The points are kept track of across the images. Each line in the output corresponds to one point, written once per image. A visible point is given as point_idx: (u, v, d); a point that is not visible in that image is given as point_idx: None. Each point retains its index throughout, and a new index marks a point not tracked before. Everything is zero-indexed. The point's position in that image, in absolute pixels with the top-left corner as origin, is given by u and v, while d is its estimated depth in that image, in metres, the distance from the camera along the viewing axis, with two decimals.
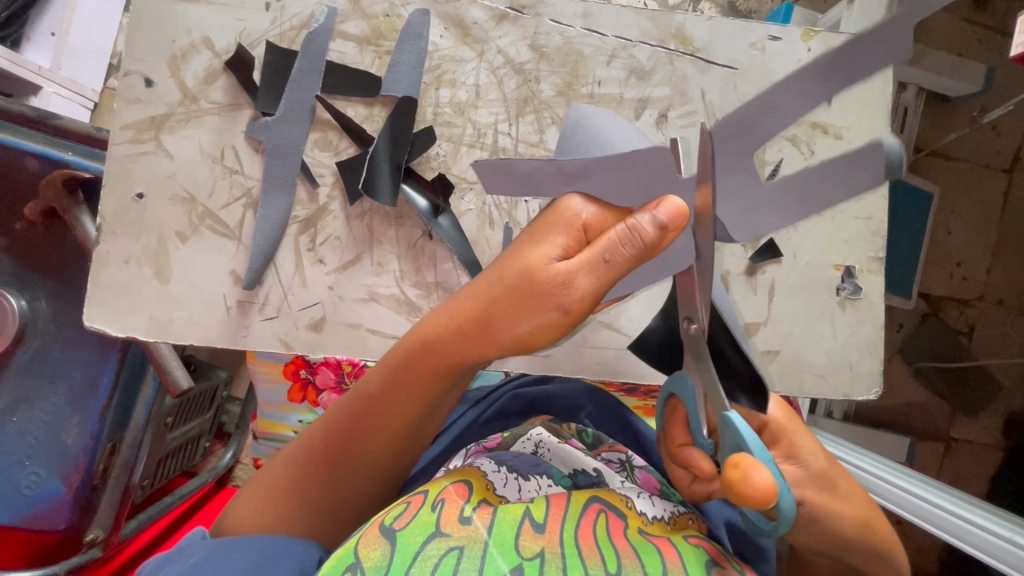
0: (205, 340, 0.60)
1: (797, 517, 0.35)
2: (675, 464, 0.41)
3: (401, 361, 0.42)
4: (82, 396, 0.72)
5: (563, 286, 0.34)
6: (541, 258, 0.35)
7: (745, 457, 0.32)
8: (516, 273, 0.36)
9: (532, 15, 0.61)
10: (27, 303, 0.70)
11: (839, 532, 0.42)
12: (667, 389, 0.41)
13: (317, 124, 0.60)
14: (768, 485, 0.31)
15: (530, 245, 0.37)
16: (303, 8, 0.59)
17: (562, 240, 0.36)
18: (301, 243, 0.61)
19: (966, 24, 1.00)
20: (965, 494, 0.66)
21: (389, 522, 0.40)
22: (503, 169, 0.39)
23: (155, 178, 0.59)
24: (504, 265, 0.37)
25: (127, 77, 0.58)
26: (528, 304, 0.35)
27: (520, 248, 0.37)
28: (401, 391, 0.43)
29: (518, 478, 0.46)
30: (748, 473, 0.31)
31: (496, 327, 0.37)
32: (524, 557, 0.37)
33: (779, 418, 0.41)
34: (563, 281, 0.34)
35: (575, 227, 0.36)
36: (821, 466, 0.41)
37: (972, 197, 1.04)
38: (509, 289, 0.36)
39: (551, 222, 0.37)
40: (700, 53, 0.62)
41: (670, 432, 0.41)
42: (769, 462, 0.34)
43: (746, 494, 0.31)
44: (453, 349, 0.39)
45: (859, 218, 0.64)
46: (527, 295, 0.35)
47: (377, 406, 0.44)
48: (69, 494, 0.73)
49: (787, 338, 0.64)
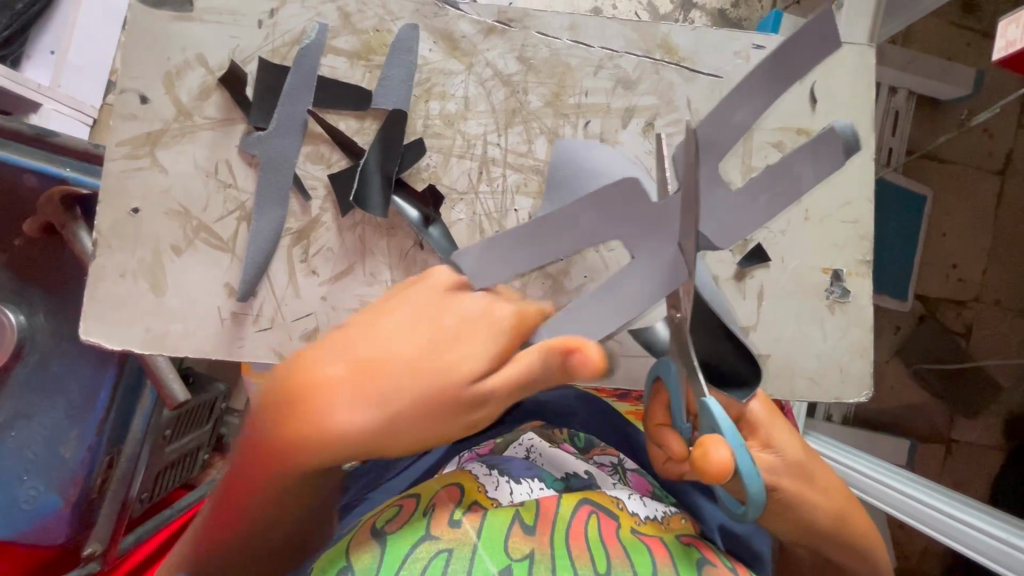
0: (200, 352, 0.61)
1: (764, 499, 0.36)
2: (652, 441, 0.43)
3: (272, 463, 0.35)
4: (79, 410, 0.73)
5: (478, 392, 0.37)
6: (465, 369, 0.37)
7: (710, 437, 0.36)
8: (445, 377, 0.37)
9: (519, 27, 0.62)
10: (25, 317, 0.71)
11: (812, 523, 0.42)
12: (652, 371, 0.44)
13: (309, 138, 0.61)
14: (726, 461, 0.35)
15: (457, 350, 0.38)
16: (295, 25, 0.61)
17: (482, 353, 0.38)
18: (294, 254, 0.61)
19: (953, 29, 1.02)
20: (967, 499, 0.66)
21: (380, 525, 0.40)
22: (492, 247, 0.42)
23: (151, 193, 0.60)
24: (430, 365, 0.37)
25: (124, 94, 0.59)
26: (443, 408, 0.36)
27: (439, 349, 0.38)
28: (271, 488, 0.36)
29: (509, 482, 0.47)
30: (708, 451, 0.35)
31: (401, 432, 0.36)
32: (513, 557, 0.38)
33: (758, 410, 0.43)
34: (481, 390, 0.37)
35: (498, 342, 0.39)
36: (794, 458, 0.42)
37: (965, 198, 1.05)
38: (427, 392, 0.36)
39: (475, 326, 0.39)
40: (685, 62, 0.63)
41: (650, 409, 0.43)
42: (736, 440, 0.36)
43: (704, 468, 0.35)
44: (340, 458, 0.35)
45: (846, 222, 0.64)
46: (444, 402, 0.36)
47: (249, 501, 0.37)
48: (66, 507, 0.74)
49: (777, 342, 0.64)
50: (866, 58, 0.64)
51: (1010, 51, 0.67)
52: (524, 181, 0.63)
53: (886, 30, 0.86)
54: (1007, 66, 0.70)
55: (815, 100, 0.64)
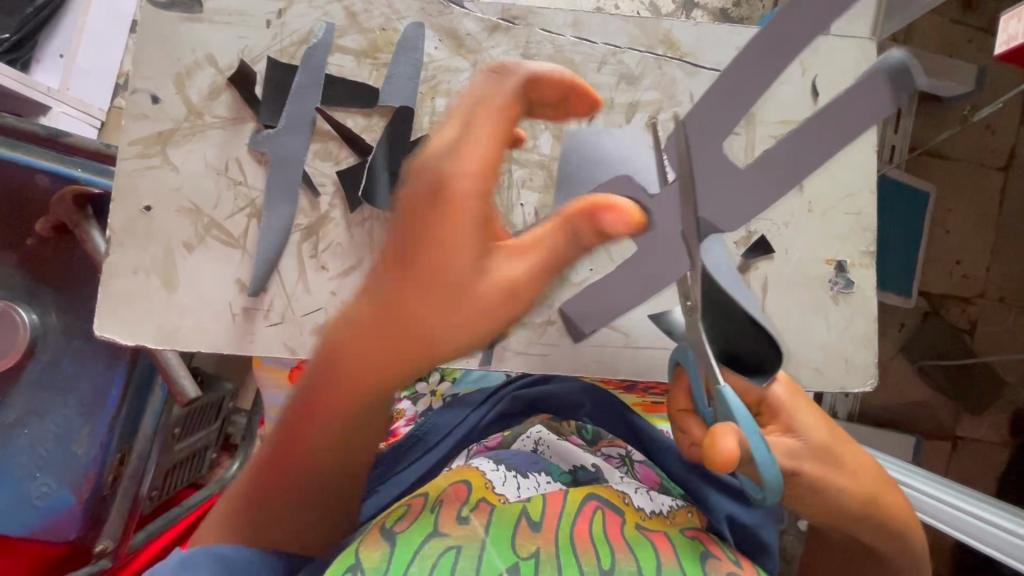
0: (212, 348, 0.61)
1: (780, 483, 0.37)
2: (676, 428, 0.44)
3: (317, 392, 0.39)
4: (91, 407, 0.74)
5: (487, 274, 0.36)
6: (467, 258, 0.35)
7: (720, 426, 0.36)
8: (432, 272, 0.35)
9: (523, 25, 0.63)
10: (37, 317, 0.72)
11: (842, 505, 0.43)
12: (674, 357, 0.46)
13: (317, 135, 0.62)
14: (731, 451, 0.35)
15: (440, 242, 0.34)
16: (303, 24, 0.62)
17: (476, 241, 0.35)
18: (304, 250, 0.62)
19: (954, 24, 1.02)
20: (970, 492, 0.67)
21: (389, 524, 0.41)
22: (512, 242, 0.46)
23: (162, 192, 0.61)
24: (420, 261, 0.35)
25: (135, 95, 0.60)
26: (450, 296, 0.35)
27: (431, 247, 0.35)
28: (324, 417, 0.40)
29: (517, 476, 0.48)
30: (717, 438, 0.35)
31: (426, 327, 0.36)
32: (520, 556, 0.39)
33: (780, 394, 0.44)
34: (492, 272, 0.36)
35: (472, 200, 0.35)
36: (818, 440, 0.43)
37: (968, 193, 1.05)
38: (424, 282, 0.35)
39: (448, 209, 0.34)
40: (687, 58, 0.64)
41: (672, 394, 0.45)
42: (748, 425, 0.37)
43: (713, 456, 0.35)
44: (368, 371, 0.37)
45: (849, 214, 0.65)
46: (455, 292, 0.35)
47: (309, 435, 0.41)
48: (79, 503, 0.75)
49: (782, 333, 0.65)
50: (866, 53, 0.65)
51: (1011, 45, 0.67)
52: (529, 176, 0.63)
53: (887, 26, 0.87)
54: (1008, 60, 0.71)
55: (817, 95, 0.65)
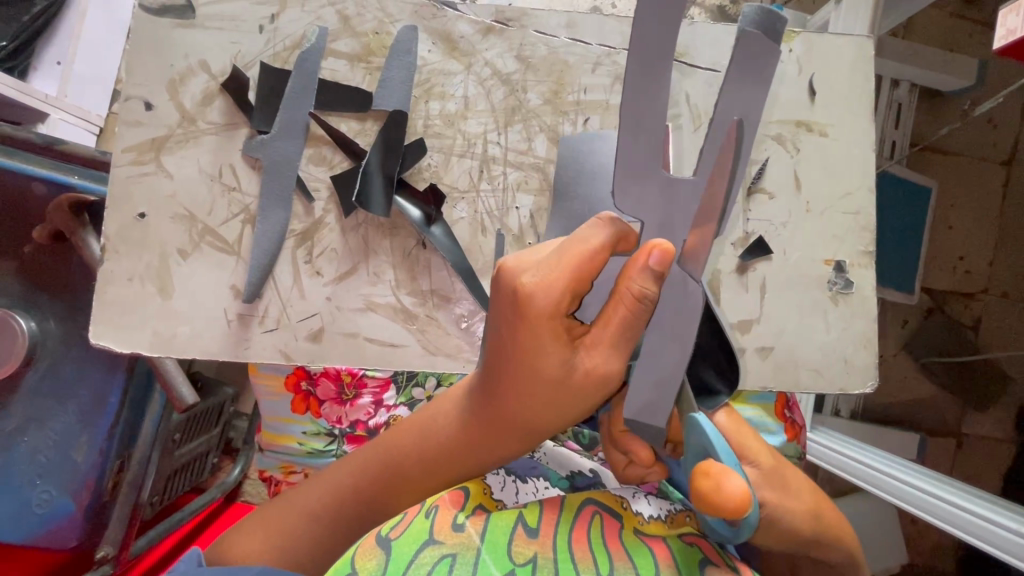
0: (206, 354, 0.61)
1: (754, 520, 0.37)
2: (612, 444, 0.45)
3: (436, 458, 0.46)
4: (89, 414, 0.74)
5: (580, 365, 0.39)
6: (559, 356, 0.39)
7: (718, 467, 0.35)
8: (529, 367, 0.40)
9: (517, 27, 0.63)
10: (36, 324, 0.72)
11: (795, 529, 0.42)
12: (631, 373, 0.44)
13: (311, 140, 0.62)
14: (738, 493, 0.34)
15: (528, 344, 0.39)
16: (295, 29, 0.61)
17: (559, 339, 0.39)
18: (299, 255, 0.62)
19: (954, 19, 1.01)
20: (967, 486, 0.67)
21: (385, 531, 0.40)
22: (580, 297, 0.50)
23: (155, 198, 0.61)
24: (515, 358, 0.40)
25: (128, 102, 0.60)
26: (550, 386, 0.40)
27: (525, 349, 0.39)
28: (440, 476, 0.46)
29: (516, 481, 0.48)
30: (721, 482, 0.34)
31: (533, 408, 0.41)
32: (517, 563, 0.39)
33: (723, 422, 0.45)
34: (585, 361, 0.39)
35: (551, 309, 0.38)
36: (766, 465, 0.43)
37: (970, 188, 1.05)
38: (526, 377, 0.40)
39: (533, 322, 0.38)
40: (682, 58, 0.64)
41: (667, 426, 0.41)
42: (730, 459, 0.37)
43: (720, 503, 0.34)
44: (489, 438, 0.44)
45: (847, 213, 0.64)
46: (556, 384, 0.40)
47: (418, 491, 0.46)
48: (79, 512, 0.75)
49: (780, 335, 0.64)
50: (865, 50, 0.64)
51: (1011, 39, 0.66)
52: (524, 178, 0.63)
53: (885, 23, 0.86)
54: (1011, 53, 0.69)
55: (814, 93, 0.64)
